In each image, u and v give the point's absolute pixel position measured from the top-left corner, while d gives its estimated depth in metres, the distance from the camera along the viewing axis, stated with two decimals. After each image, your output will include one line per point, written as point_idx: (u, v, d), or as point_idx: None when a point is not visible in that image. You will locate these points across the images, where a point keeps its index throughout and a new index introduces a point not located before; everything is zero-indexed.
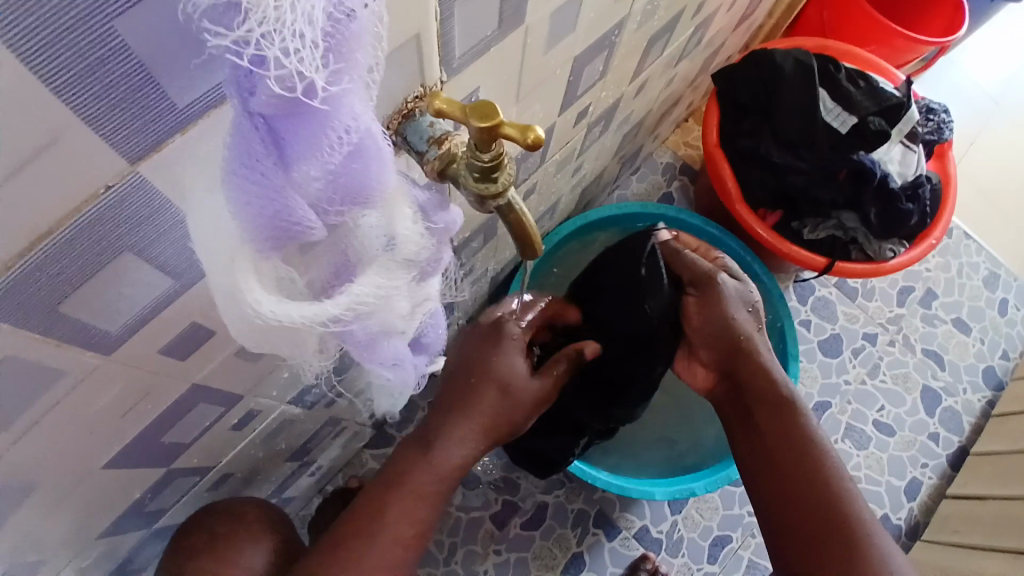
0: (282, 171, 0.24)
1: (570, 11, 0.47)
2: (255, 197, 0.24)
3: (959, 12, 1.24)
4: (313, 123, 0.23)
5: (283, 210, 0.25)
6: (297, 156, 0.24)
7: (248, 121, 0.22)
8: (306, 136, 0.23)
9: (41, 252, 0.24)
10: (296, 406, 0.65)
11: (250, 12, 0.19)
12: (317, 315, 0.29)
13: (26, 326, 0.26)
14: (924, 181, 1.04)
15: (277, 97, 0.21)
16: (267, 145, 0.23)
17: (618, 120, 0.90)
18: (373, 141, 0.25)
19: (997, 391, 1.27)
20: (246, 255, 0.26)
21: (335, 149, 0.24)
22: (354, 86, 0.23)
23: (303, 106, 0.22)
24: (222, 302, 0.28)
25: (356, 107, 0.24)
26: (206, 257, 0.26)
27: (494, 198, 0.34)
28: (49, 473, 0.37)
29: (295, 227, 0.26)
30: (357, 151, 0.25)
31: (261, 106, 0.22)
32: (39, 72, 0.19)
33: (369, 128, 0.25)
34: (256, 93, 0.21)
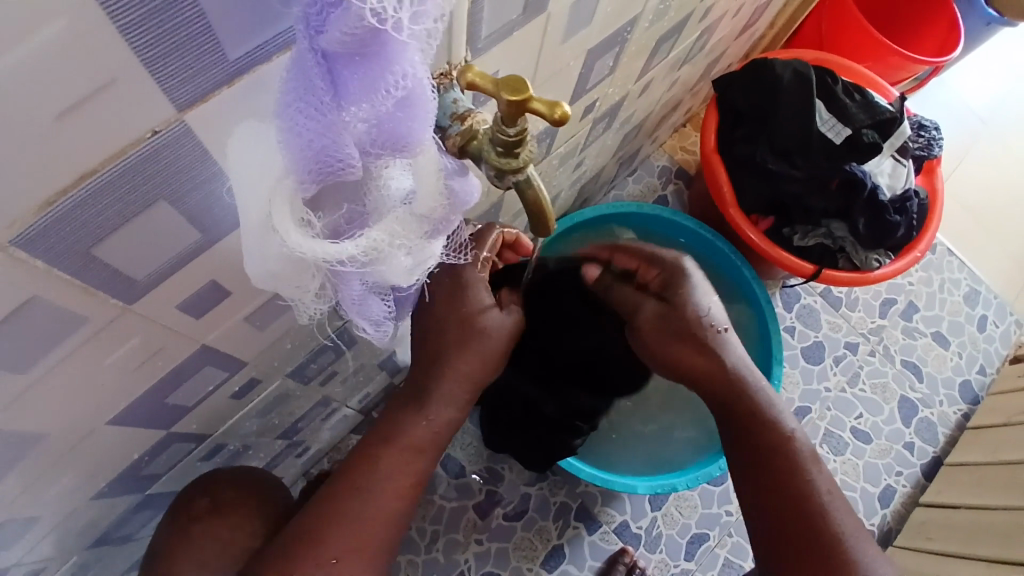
0: (334, 108, 0.25)
1: (588, 3, 0.48)
2: (304, 130, 0.26)
3: (953, 36, 1.28)
4: (374, 69, 0.24)
5: (326, 147, 0.27)
6: (351, 97, 0.25)
7: (314, 57, 0.24)
8: (364, 81, 0.25)
9: (88, 189, 0.25)
10: (293, 380, 0.66)
11: None
12: (337, 253, 0.32)
13: (59, 266, 0.27)
14: (912, 196, 1.06)
15: (352, 38, 0.23)
16: (325, 82, 0.25)
17: (621, 119, 0.92)
18: (425, 93, 0.26)
19: (972, 404, 1.31)
20: (285, 187, 0.28)
21: (389, 97, 0.25)
22: (422, 34, 0.24)
23: (371, 48, 0.23)
24: (252, 233, 0.30)
25: (417, 60, 0.25)
26: (248, 186, 0.28)
27: (514, 173, 0.35)
28: (60, 423, 0.37)
29: (336, 166, 0.28)
30: (406, 100, 0.26)
31: (330, 45, 0.23)
32: (112, 14, 0.20)
33: (423, 80, 0.26)
34: (327, 31, 0.23)
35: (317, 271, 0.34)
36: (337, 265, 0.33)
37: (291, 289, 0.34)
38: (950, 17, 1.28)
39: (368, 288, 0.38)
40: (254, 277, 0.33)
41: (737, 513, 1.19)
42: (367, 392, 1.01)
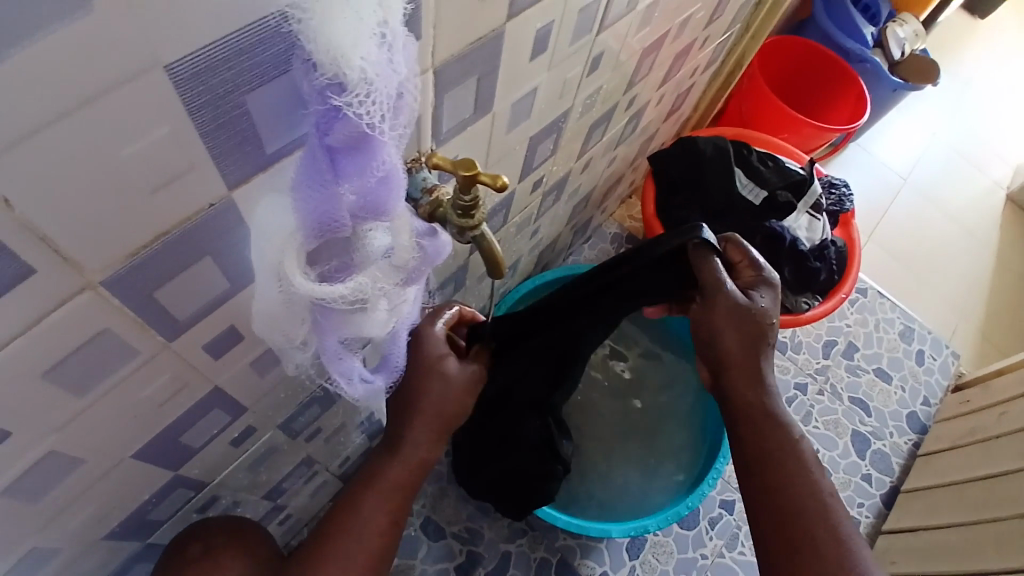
0: (333, 183, 0.34)
1: (526, 103, 0.62)
2: (311, 201, 0.34)
3: (861, 106, 1.50)
4: (365, 157, 0.33)
5: (325, 212, 0.35)
6: (347, 177, 0.34)
7: (321, 148, 0.32)
8: (358, 166, 0.33)
9: (159, 245, 0.34)
10: (283, 433, 0.73)
11: (354, 91, 0.28)
12: (327, 291, 0.38)
13: (127, 306, 0.35)
14: (829, 245, 1.22)
15: (353, 137, 0.31)
16: (329, 165, 0.33)
17: (569, 192, 1.06)
18: (398, 173, 0.35)
19: (920, 433, 1.42)
20: (293, 242, 0.36)
21: (376, 176, 0.34)
22: (399, 135, 0.34)
23: (365, 144, 0.32)
24: (262, 275, 0.38)
25: (393, 152, 0.34)
26: (268, 243, 0.37)
27: (471, 229, 0.46)
28: (96, 451, 0.44)
29: (331, 225, 0.36)
30: (387, 179, 0.35)
31: (335, 140, 0.31)
32: (198, 127, 0.30)
33: (397, 164, 0.35)
34: (334, 133, 0.31)
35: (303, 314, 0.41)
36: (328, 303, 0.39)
37: (280, 331, 0.42)
38: (857, 91, 1.51)
39: (348, 336, 0.45)
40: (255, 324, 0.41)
41: (711, 556, 1.23)
42: (348, 455, 1.07)
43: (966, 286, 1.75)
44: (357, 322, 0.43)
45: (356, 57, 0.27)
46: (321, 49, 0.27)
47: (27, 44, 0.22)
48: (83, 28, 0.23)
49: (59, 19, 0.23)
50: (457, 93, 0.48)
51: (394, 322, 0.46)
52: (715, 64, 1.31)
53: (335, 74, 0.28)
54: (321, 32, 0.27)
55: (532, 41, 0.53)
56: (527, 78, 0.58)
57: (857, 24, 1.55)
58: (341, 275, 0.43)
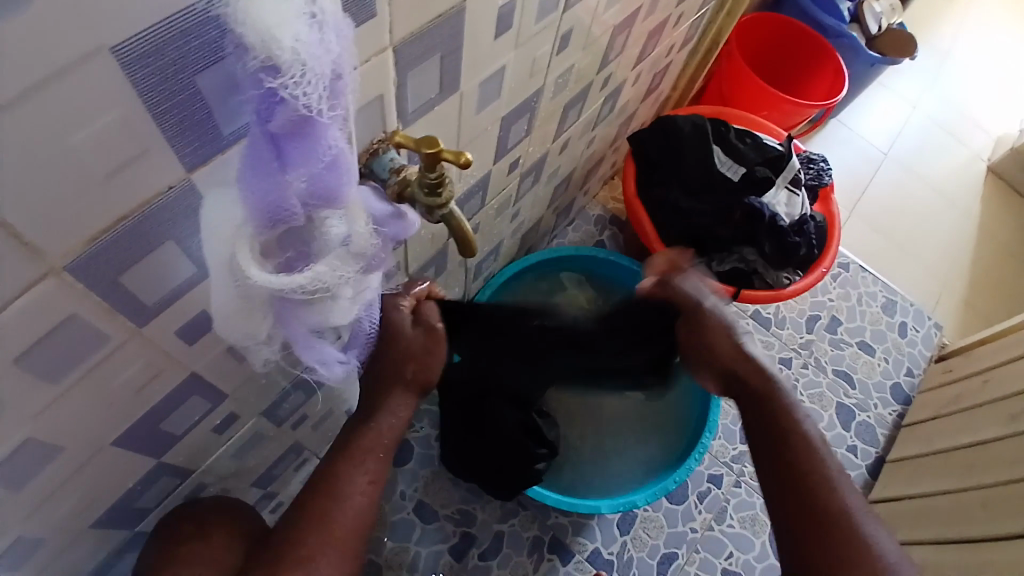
0: (280, 171, 0.34)
1: (494, 83, 0.62)
2: (258, 190, 0.34)
3: (838, 80, 1.52)
4: (309, 142, 0.33)
5: (274, 200, 0.35)
6: (293, 162, 0.34)
7: (263, 136, 0.32)
8: (302, 151, 0.34)
9: (120, 229, 0.34)
10: (268, 420, 0.73)
11: (287, 75, 0.29)
12: (285, 282, 0.37)
13: (93, 291, 0.35)
14: (808, 219, 1.22)
15: (292, 122, 0.32)
16: (273, 153, 0.33)
17: (548, 174, 1.06)
18: (344, 156, 0.37)
19: (904, 404, 1.45)
20: (244, 233, 0.36)
21: (322, 160, 0.35)
22: (341, 117, 0.34)
23: (307, 128, 0.33)
24: (216, 271, 0.37)
25: (337, 135, 0.35)
26: (216, 235, 0.36)
27: (440, 208, 0.47)
28: (74, 439, 0.44)
29: (282, 214, 0.37)
30: (333, 162, 0.36)
31: (276, 127, 0.32)
32: (148, 107, 0.31)
33: (342, 147, 0.36)
34: (272, 119, 0.31)
35: (262, 310, 0.41)
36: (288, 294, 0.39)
37: (239, 326, 0.42)
38: (834, 66, 1.52)
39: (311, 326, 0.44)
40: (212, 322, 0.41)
41: (701, 529, 1.26)
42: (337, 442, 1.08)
43: (948, 258, 1.77)
44: (319, 312, 0.42)
45: (286, 38, 0.28)
46: (252, 34, 0.27)
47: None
48: (22, 10, 0.23)
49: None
50: (420, 73, 0.49)
51: (358, 308, 0.46)
52: (692, 42, 1.31)
53: (267, 57, 0.28)
54: (249, 14, 0.27)
55: (495, 18, 0.53)
56: (493, 57, 0.58)
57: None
58: (299, 261, 0.41)
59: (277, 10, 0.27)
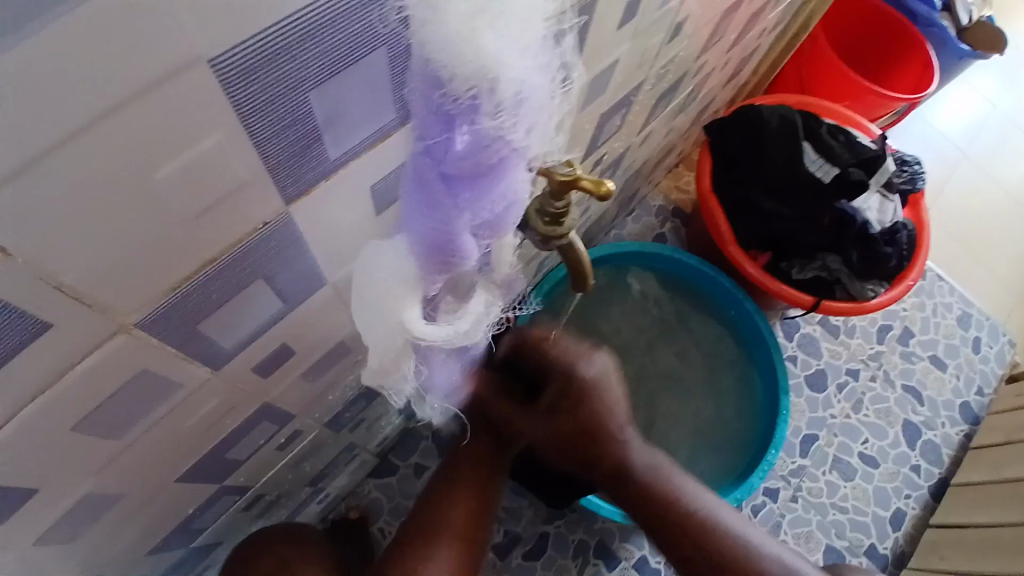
0: (452, 213, 0.28)
1: (604, 77, 0.53)
2: (424, 232, 0.29)
3: (926, 76, 1.35)
4: (490, 184, 0.28)
5: (440, 243, 0.30)
6: (467, 204, 0.28)
7: (439, 175, 0.27)
8: (479, 192, 0.28)
9: (205, 274, 0.28)
10: (329, 429, 0.69)
11: (491, 113, 0.24)
12: (454, 334, 0.35)
13: (169, 342, 0.30)
14: (901, 228, 1.11)
15: (478, 162, 0.26)
16: (447, 193, 0.28)
17: (623, 168, 0.97)
18: (522, 196, 0.31)
19: (973, 424, 1.34)
20: (413, 284, 0.32)
21: (501, 202, 0.29)
22: (527, 156, 0.28)
23: (495, 170, 0.27)
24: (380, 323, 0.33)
25: (521, 175, 0.29)
26: (384, 284, 0.32)
27: (558, 238, 0.39)
28: (137, 482, 0.39)
29: (449, 256, 0.31)
30: (510, 203, 0.30)
31: (456, 168, 0.26)
32: (250, 133, 0.24)
33: (522, 187, 0.30)
34: (456, 158, 0.26)
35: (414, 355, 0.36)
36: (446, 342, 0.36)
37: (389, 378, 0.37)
38: (923, 57, 1.36)
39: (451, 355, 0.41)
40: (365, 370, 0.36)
41: None
42: (385, 436, 1.04)
43: None
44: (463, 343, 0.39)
45: (509, 74, 0.23)
46: (465, 63, 0.22)
47: (12, 41, 0.16)
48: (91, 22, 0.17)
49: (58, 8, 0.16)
50: None
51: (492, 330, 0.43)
52: (784, 23, 1.18)
53: (474, 94, 0.23)
54: (454, 40, 0.22)
55: (624, 4, 0.44)
56: (610, 48, 0.49)
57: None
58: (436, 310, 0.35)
59: (506, 39, 0.22)
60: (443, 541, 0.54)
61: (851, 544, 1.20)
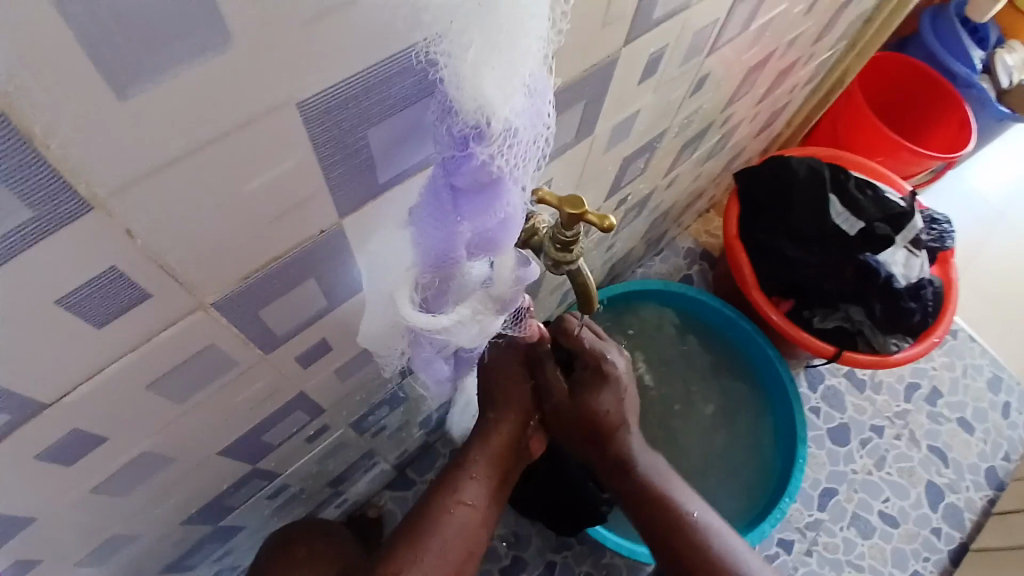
0: (453, 222, 0.34)
1: (625, 125, 0.59)
2: (428, 236, 0.35)
3: (964, 132, 1.35)
4: (489, 202, 0.33)
5: (441, 247, 0.36)
6: (467, 217, 0.34)
7: (446, 188, 0.33)
8: (479, 208, 0.34)
9: (269, 268, 0.34)
10: (353, 430, 0.74)
11: (493, 144, 0.30)
12: (433, 323, 0.40)
13: (233, 323, 0.36)
14: (927, 284, 1.12)
15: (479, 183, 0.32)
16: (450, 204, 0.33)
17: (649, 208, 1.02)
18: (517, 216, 0.36)
19: (997, 489, 1.28)
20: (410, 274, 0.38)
21: (496, 218, 0.35)
22: (521, 186, 0.34)
23: (492, 191, 0.33)
24: (377, 297, 0.40)
25: (516, 200, 0.34)
26: (387, 271, 0.38)
27: (568, 263, 0.44)
28: (186, 448, 0.46)
29: (445, 260, 0.37)
30: (505, 220, 0.36)
31: (460, 184, 0.32)
32: (318, 159, 0.30)
33: (517, 209, 0.35)
34: (460, 176, 0.32)
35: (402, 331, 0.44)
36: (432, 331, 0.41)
37: (384, 348, 0.46)
38: (959, 115, 1.37)
39: (434, 348, 0.48)
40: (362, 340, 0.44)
41: None
42: (406, 448, 1.09)
43: None
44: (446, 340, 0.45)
45: (503, 112, 0.28)
46: (467, 97, 0.27)
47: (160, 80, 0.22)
48: (223, 78, 0.23)
49: (202, 65, 0.22)
50: (562, 120, 0.47)
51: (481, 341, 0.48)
52: (817, 81, 1.22)
53: (477, 125, 0.29)
54: (468, 83, 0.27)
55: (643, 65, 0.51)
56: (631, 101, 0.55)
57: (964, 44, 1.39)
58: (441, 300, 0.42)
59: (505, 87, 0.27)
60: (451, 501, 0.57)
61: None
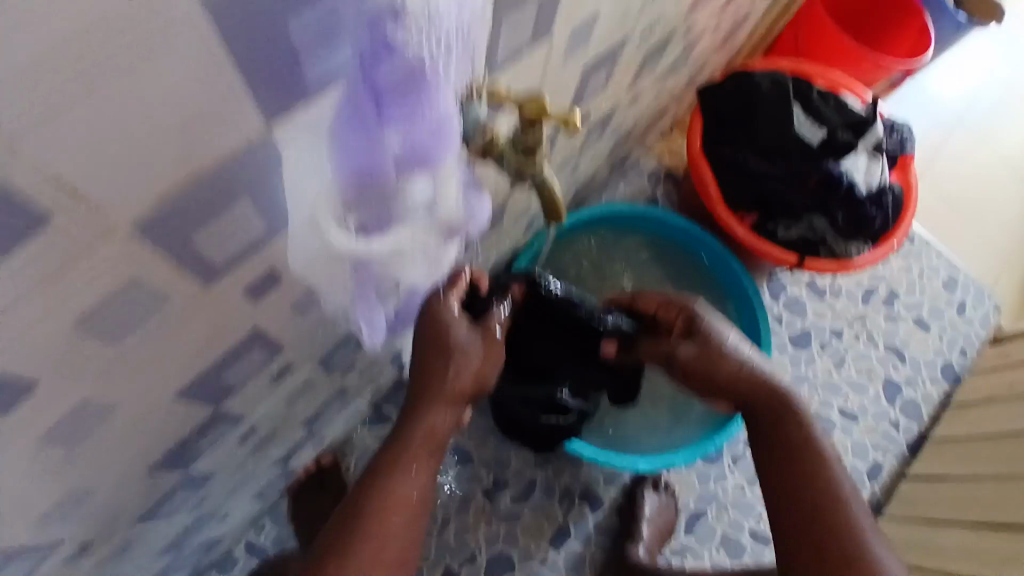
0: (378, 125, 0.33)
1: (585, 29, 0.55)
2: (354, 141, 0.34)
3: (925, 38, 1.33)
4: (416, 99, 0.32)
5: (367, 153, 0.34)
6: (394, 119, 0.33)
7: (367, 88, 0.32)
8: (405, 108, 0.32)
9: (193, 188, 0.30)
10: (319, 369, 0.72)
11: (409, 22, 0.29)
12: (365, 241, 0.39)
13: (162, 252, 0.32)
14: (887, 190, 1.13)
15: (400, 75, 0.31)
16: (375, 108, 0.33)
17: (614, 127, 0.98)
18: (450, 123, 0.35)
19: (954, 383, 1.36)
20: (330, 187, 0.36)
21: (427, 121, 0.34)
22: (445, 85, 0.34)
23: (416, 87, 0.32)
24: (296, 228, 0.38)
25: (445, 100, 0.34)
26: (309, 188, 0.35)
27: (531, 171, 0.42)
28: (133, 393, 0.43)
29: (375, 172, 0.35)
30: (438, 129, 0.34)
31: (383, 79, 0.31)
32: (229, 50, 0.26)
33: (447, 115, 0.35)
34: (381, 67, 0.31)
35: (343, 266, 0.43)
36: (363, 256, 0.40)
37: (317, 276, 0.43)
38: (921, 21, 1.34)
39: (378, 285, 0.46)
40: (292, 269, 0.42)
41: (732, 491, 1.18)
42: (378, 386, 1.08)
43: None
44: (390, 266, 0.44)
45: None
46: None
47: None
48: None
49: None
50: (515, 17, 0.43)
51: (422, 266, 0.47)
52: None
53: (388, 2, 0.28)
54: None
55: None
56: (589, 0, 0.51)
57: None
58: (377, 226, 0.40)
59: None
60: (394, 501, 0.59)
61: None
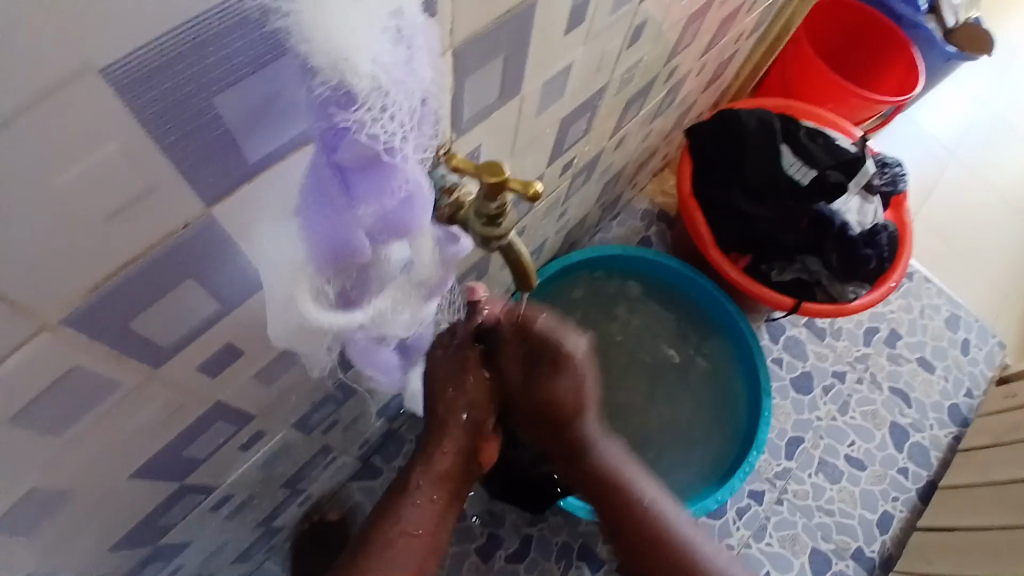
0: (347, 207, 0.29)
1: (559, 81, 0.54)
2: (322, 229, 0.29)
3: (912, 76, 1.34)
4: (381, 175, 0.29)
5: (339, 239, 0.30)
6: (361, 197, 0.30)
7: (329, 167, 0.28)
8: (374, 185, 0.30)
9: (128, 275, 0.29)
10: (297, 430, 0.69)
11: (362, 101, 0.26)
12: (352, 321, 0.35)
13: (99, 339, 0.31)
14: (881, 230, 1.11)
15: (362, 155, 0.28)
16: (340, 186, 0.29)
17: (600, 170, 0.98)
18: (423, 191, 0.32)
19: (961, 426, 1.32)
20: (307, 272, 0.32)
21: (396, 195, 0.31)
22: (416, 154, 0.30)
23: (380, 162, 0.29)
24: (277, 303, 0.33)
25: (415, 169, 0.31)
26: (277, 269, 0.32)
27: (498, 240, 0.40)
28: (84, 479, 0.40)
29: (349, 254, 0.31)
30: (410, 198, 0.31)
31: (344, 158, 0.28)
32: (153, 136, 0.25)
33: (421, 182, 0.31)
34: (342, 149, 0.28)
35: (328, 334, 0.37)
36: (350, 333, 0.36)
37: (304, 345, 0.38)
38: (908, 59, 1.35)
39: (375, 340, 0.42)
40: (275, 340, 0.36)
41: (738, 546, 1.16)
42: (366, 439, 1.05)
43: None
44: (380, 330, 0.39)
45: (365, 63, 0.24)
46: (319, 49, 0.23)
47: None
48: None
49: None
50: (479, 78, 0.42)
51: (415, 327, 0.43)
52: (764, 28, 1.18)
53: (336, 82, 0.25)
54: (314, 27, 0.23)
55: (568, 13, 0.46)
56: (559, 56, 0.50)
57: None
58: (360, 296, 0.36)
59: (349, 23, 0.23)
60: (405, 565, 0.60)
61: (838, 546, 1.19)
